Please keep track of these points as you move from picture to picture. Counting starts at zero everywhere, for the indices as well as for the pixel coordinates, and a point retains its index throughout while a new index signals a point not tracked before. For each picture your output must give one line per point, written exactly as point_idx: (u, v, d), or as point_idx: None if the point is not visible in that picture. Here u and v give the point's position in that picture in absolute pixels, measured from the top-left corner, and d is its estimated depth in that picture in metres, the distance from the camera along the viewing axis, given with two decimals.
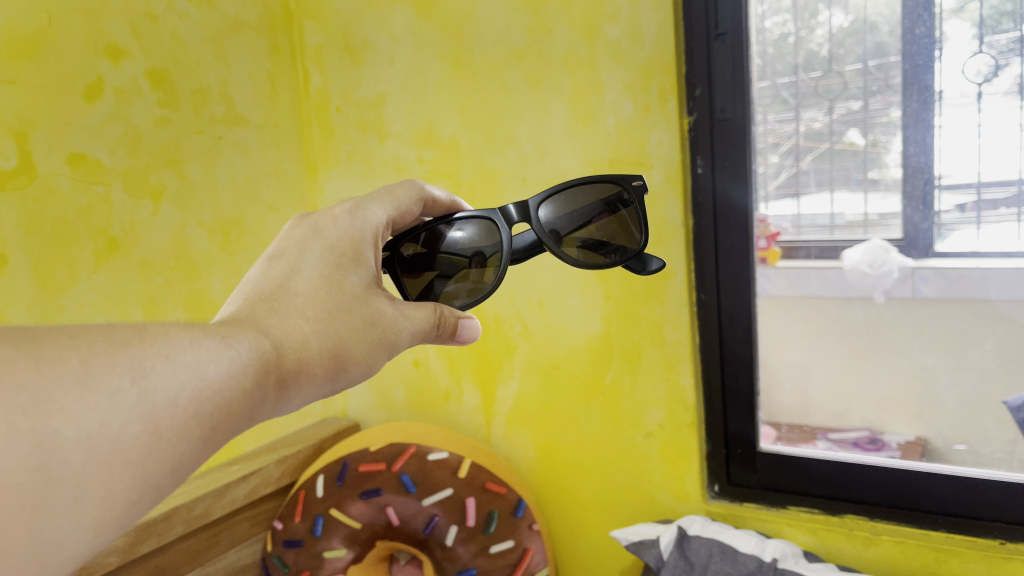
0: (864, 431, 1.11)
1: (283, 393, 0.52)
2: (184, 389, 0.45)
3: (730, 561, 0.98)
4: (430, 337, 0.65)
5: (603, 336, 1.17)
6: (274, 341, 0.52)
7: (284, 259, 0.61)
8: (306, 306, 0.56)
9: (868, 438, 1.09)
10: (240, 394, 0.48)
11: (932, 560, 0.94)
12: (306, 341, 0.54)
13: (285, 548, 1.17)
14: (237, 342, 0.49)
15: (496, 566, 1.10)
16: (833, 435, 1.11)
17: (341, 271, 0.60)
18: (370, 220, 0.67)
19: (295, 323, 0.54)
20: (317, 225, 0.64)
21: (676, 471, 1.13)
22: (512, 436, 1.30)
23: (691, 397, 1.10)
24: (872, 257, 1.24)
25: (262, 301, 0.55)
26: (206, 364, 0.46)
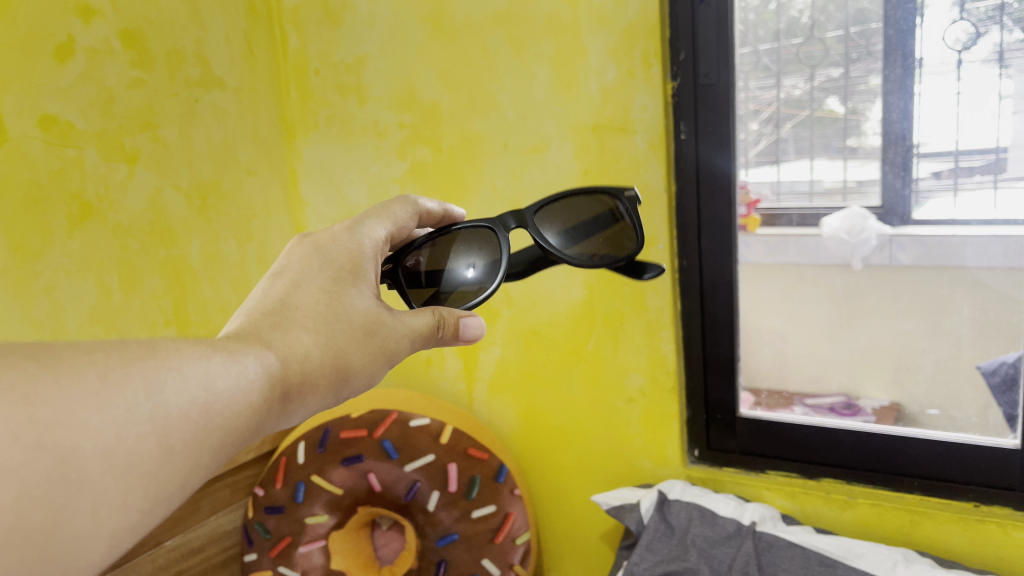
0: (841, 397, 1.18)
1: (288, 404, 0.52)
2: (196, 402, 0.44)
3: (710, 524, 1.00)
4: (430, 342, 0.63)
5: (584, 303, 1.16)
6: (278, 355, 0.51)
7: (286, 275, 0.60)
8: (307, 320, 0.55)
9: (842, 404, 1.16)
10: (249, 407, 0.48)
11: (907, 523, 0.96)
12: (308, 354, 0.53)
13: (267, 514, 1.17)
14: (247, 356, 0.49)
15: (479, 529, 1.12)
16: (809, 401, 1.16)
17: (338, 286, 0.59)
18: (369, 238, 0.65)
19: (299, 337, 0.54)
20: (317, 243, 0.63)
21: (656, 436, 1.14)
22: (494, 402, 1.30)
23: (672, 363, 1.10)
24: (851, 224, 1.25)
25: (267, 316, 0.55)
26: (216, 378, 0.46)
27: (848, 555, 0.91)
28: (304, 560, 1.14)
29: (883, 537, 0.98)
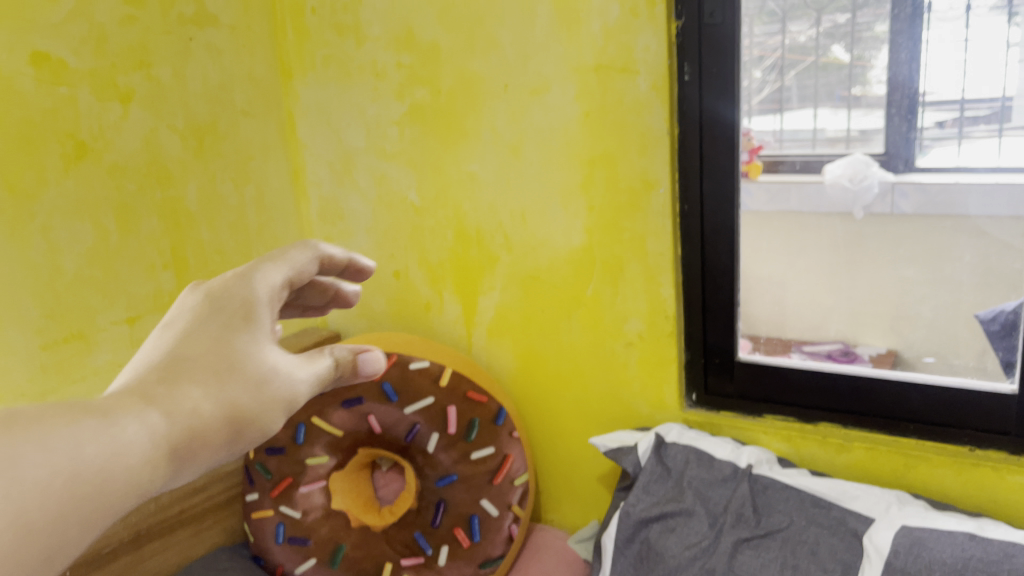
0: (838, 345, 1.13)
1: (178, 469, 0.43)
2: (59, 476, 0.36)
3: (706, 466, 1.01)
4: (327, 385, 0.57)
5: (585, 248, 1.15)
6: (162, 416, 0.43)
7: (175, 325, 0.50)
8: (197, 372, 0.46)
9: (839, 349, 1.12)
10: (128, 476, 0.39)
11: (901, 466, 0.97)
12: (198, 412, 0.44)
13: (267, 455, 1.18)
14: (127, 418, 0.41)
15: (477, 471, 1.14)
16: (808, 348, 1.12)
17: (229, 337, 0.49)
18: (264, 284, 0.54)
19: (189, 392, 0.45)
20: (209, 291, 0.52)
21: (654, 380, 1.15)
22: (493, 347, 1.30)
23: (672, 309, 1.10)
24: (853, 171, 1.28)
25: (156, 370, 0.45)
26: (84, 446, 0.38)
27: (843, 497, 0.93)
28: (305, 500, 1.16)
29: (878, 480, 1.00)
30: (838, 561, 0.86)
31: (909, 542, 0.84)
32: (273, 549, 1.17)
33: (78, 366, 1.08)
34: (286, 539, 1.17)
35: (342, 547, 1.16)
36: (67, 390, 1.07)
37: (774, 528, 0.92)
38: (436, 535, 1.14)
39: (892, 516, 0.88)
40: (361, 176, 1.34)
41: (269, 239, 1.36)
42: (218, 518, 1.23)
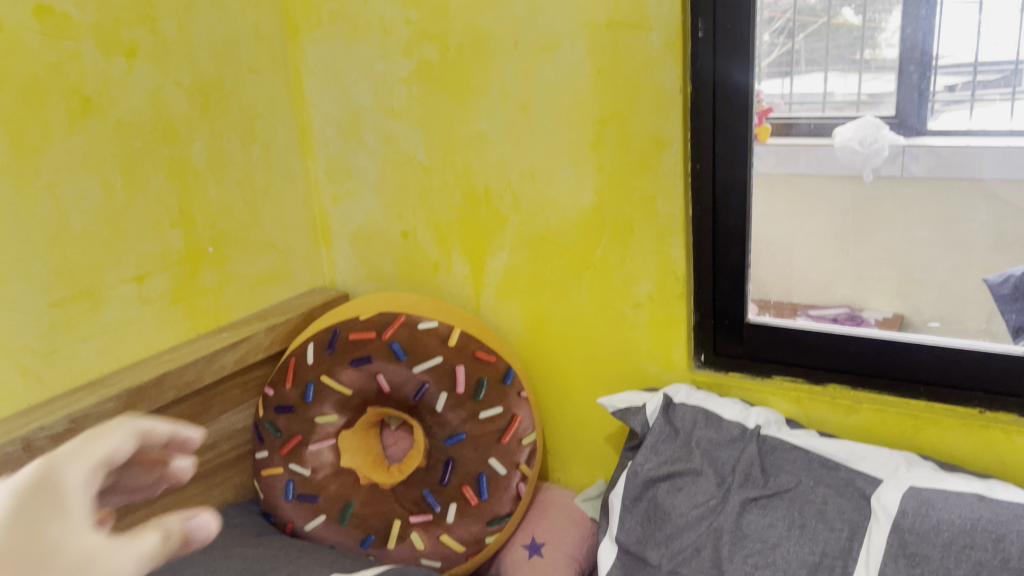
0: (844, 308, 1.10)
1: None
2: None
3: (715, 427, 1.01)
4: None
5: (594, 208, 1.15)
6: None
7: None
8: None
9: (845, 315, 1.08)
10: None
11: (910, 428, 0.98)
12: None
13: (277, 414, 1.19)
14: None
15: (486, 430, 1.14)
16: (814, 313, 1.10)
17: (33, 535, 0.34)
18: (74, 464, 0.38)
19: None
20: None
21: (663, 341, 1.15)
22: (501, 308, 1.29)
23: (682, 269, 1.10)
24: (865, 134, 1.09)
25: None
26: None
27: (851, 459, 0.93)
28: (315, 458, 1.17)
29: (886, 441, 1.00)
30: (846, 522, 0.87)
31: (917, 503, 0.84)
32: (283, 506, 1.18)
33: (87, 323, 1.07)
34: (296, 497, 1.18)
35: (351, 504, 1.16)
36: (76, 347, 1.06)
37: (782, 488, 0.93)
38: (445, 492, 1.15)
39: (900, 476, 0.89)
40: (369, 136, 1.32)
41: (276, 198, 1.35)
42: (227, 476, 1.25)
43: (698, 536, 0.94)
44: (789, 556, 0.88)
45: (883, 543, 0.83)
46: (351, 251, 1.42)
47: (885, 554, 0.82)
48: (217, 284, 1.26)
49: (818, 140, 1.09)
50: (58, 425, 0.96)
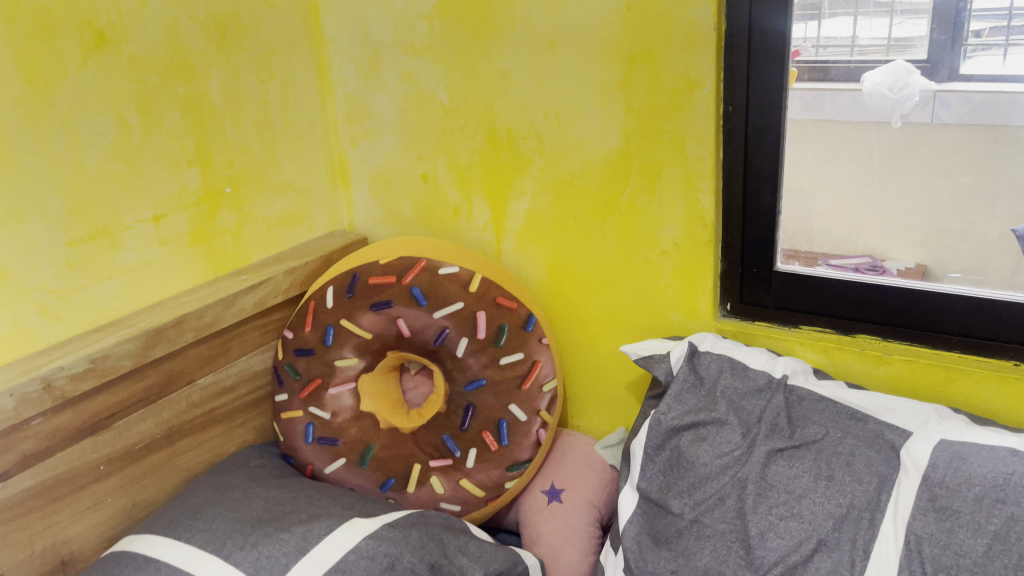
0: (864, 259, 1.02)
1: None
2: None
3: (741, 376, 1.00)
4: None
5: (621, 151, 1.11)
6: None
7: None
8: None
9: (867, 266, 1.01)
10: None
11: (942, 379, 0.96)
12: None
13: (296, 357, 1.18)
14: None
15: (507, 376, 1.13)
16: (834, 262, 1.04)
17: None
18: None
19: None
20: None
21: (689, 289, 1.13)
22: (523, 253, 1.27)
23: (710, 215, 1.07)
24: (895, 79, 0.92)
25: None
26: None
27: (880, 411, 0.91)
28: (335, 401, 1.17)
29: (917, 392, 0.99)
30: (874, 474, 0.86)
31: (949, 456, 0.83)
32: (303, 448, 1.18)
33: (105, 263, 1.06)
34: (315, 440, 1.17)
35: (371, 447, 1.16)
36: (94, 287, 1.05)
37: (808, 439, 0.91)
38: (465, 437, 1.15)
39: (931, 430, 0.87)
40: (389, 74, 1.29)
41: (294, 138, 1.32)
42: (248, 417, 1.24)
43: (722, 486, 0.94)
44: (815, 507, 0.87)
45: (913, 496, 0.82)
46: (370, 194, 1.39)
47: (914, 507, 0.82)
48: (234, 225, 1.24)
49: (844, 85, 0.96)
50: (79, 364, 0.96)
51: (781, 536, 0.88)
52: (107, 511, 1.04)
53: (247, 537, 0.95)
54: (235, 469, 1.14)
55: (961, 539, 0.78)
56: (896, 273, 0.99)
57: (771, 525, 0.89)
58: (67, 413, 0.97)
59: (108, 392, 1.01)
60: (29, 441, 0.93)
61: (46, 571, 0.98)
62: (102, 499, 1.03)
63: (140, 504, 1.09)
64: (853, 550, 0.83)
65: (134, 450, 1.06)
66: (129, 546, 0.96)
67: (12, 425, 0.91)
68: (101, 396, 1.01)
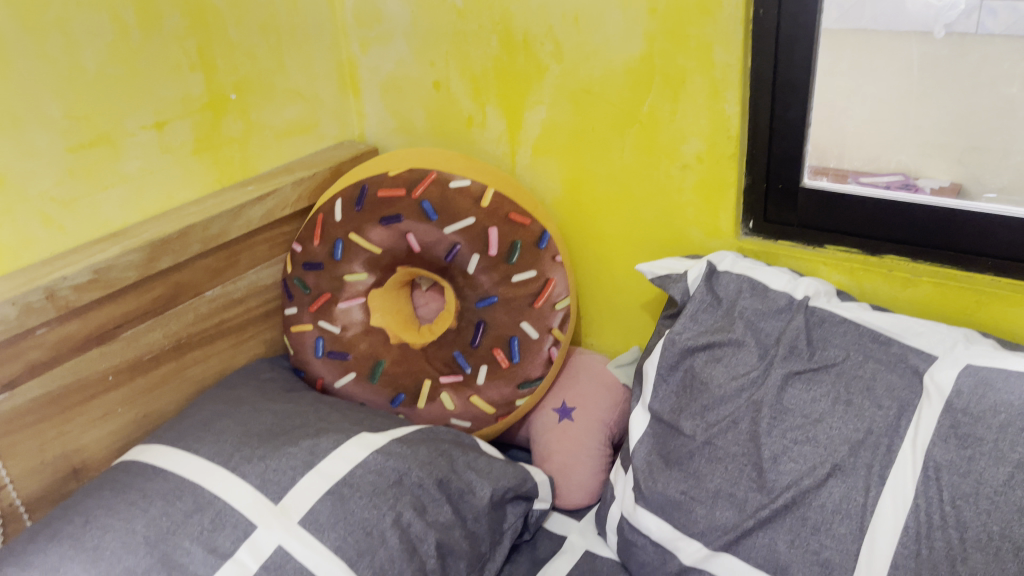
0: (897, 177, 0.97)
1: None
2: None
3: (760, 297, 0.96)
4: None
5: (643, 58, 1.05)
6: None
7: None
8: None
9: (899, 184, 0.97)
10: None
11: (972, 303, 0.92)
12: None
13: (305, 271, 1.16)
14: None
15: (519, 294, 1.10)
16: (865, 180, 0.99)
17: None
18: None
19: None
20: None
21: (710, 206, 1.08)
22: (539, 166, 1.22)
23: (736, 127, 1.02)
24: None
25: None
26: None
27: (905, 334, 0.87)
28: (344, 316, 1.15)
29: (945, 315, 0.95)
30: (895, 399, 0.83)
31: (974, 382, 0.80)
32: (313, 362, 1.17)
33: (108, 171, 1.03)
34: (325, 354, 1.16)
35: (382, 363, 1.15)
36: (98, 196, 1.02)
37: (828, 362, 0.88)
38: (476, 354, 1.13)
39: (957, 354, 0.83)
40: None
41: (302, 43, 1.26)
42: (258, 330, 1.23)
43: (736, 409, 0.91)
44: (832, 432, 0.85)
45: (934, 422, 0.79)
46: (381, 102, 1.34)
47: (935, 433, 0.79)
48: (241, 134, 1.20)
49: None
50: (82, 275, 0.94)
51: (795, 460, 0.85)
52: (118, 422, 1.04)
53: (255, 450, 0.94)
54: (245, 381, 1.13)
55: (981, 467, 0.75)
56: (929, 193, 0.94)
57: (785, 449, 0.86)
58: (73, 324, 0.96)
59: (114, 302, 1.00)
60: (36, 350, 0.92)
61: (59, 478, 0.99)
62: (113, 410, 1.03)
63: (151, 415, 1.09)
64: (868, 476, 0.81)
65: (143, 362, 1.06)
66: (138, 457, 0.97)
67: (17, 335, 0.90)
68: (108, 307, 0.99)
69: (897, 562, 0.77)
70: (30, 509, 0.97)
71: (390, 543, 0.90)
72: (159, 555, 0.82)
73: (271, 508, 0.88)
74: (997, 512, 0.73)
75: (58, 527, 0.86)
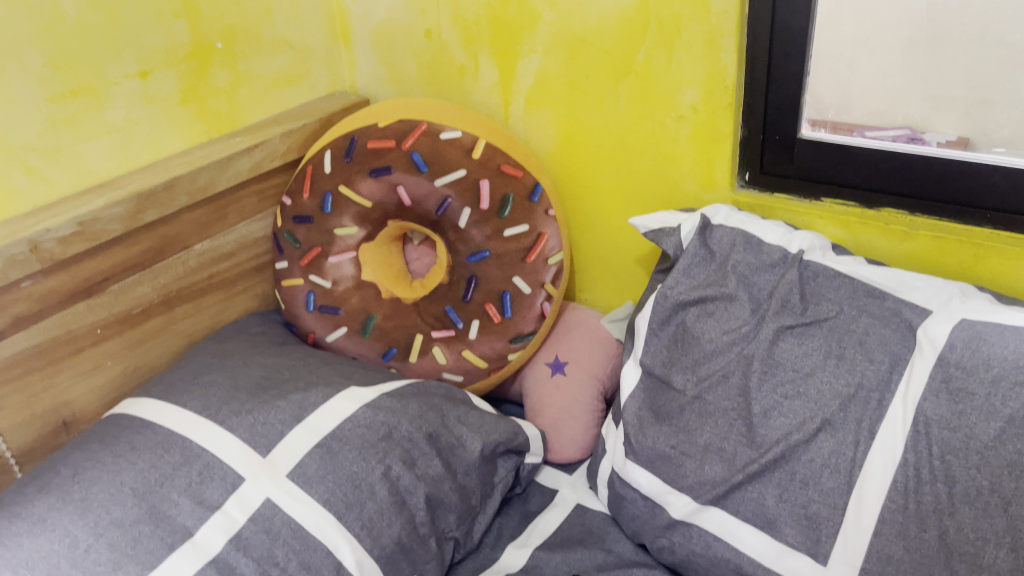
0: (904, 131, 0.94)
1: None
2: None
3: (754, 251, 0.95)
4: None
5: (638, 4, 1.02)
6: None
7: None
8: None
9: (905, 138, 0.94)
10: None
11: (970, 257, 0.91)
12: None
13: (295, 225, 1.15)
14: None
15: (511, 249, 1.09)
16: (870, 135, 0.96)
17: None
18: None
19: None
20: None
21: (706, 157, 1.06)
22: (532, 117, 1.20)
23: (732, 76, 0.99)
24: None
25: None
26: None
27: (900, 288, 0.86)
28: (335, 270, 1.14)
29: (942, 269, 0.94)
30: (887, 353, 0.82)
31: (968, 336, 0.78)
32: (304, 316, 1.16)
33: (91, 121, 1.01)
34: (317, 308, 1.15)
35: (373, 317, 1.14)
36: (81, 147, 1.01)
37: (821, 316, 0.87)
38: (468, 309, 1.12)
39: (952, 309, 0.81)
40: None
41: None
42: (249, 284, 1.23)
43: (727, 363, 0.91)
44: (822, 386, 0.84)
45: (926, 376, 0.78)
46: (372, 51, 1.32)
47: (926, 388, 0.78)
48: (229, 84, 1.18)
49: None
50: (67, 227, 0.93)
51: (785, 415, 0.85)
52: (107, 375, 1.04)
53: (243, 404, 0.94)
54: (235, 335, 1.13)
55: (972, 421, 0.74)
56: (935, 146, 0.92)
57: (775, 404, 0.86)
58: (59, 277, 0.95)
59: (101, 255, 0.99)
60: (22, 303, 0.92)
61: (49, 431, 0.99)
62: (102, 363, 1.03)
63: (141, 368, 1.08)
64: (858, 431, 0.81)
65: (132, 315, 1.05)
66: (127, 410, 0.96)
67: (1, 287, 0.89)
68: (94, 259, 0.98)
69: (883, 516, 0.77)
70: (20, 461, 0.97)
71: (378, 496, 0.90)
72: (146, 507, 0.82)
73: (259, 461, 0.88)
74: (987, 467, 0.73)
75: (46, 479, 0.86)
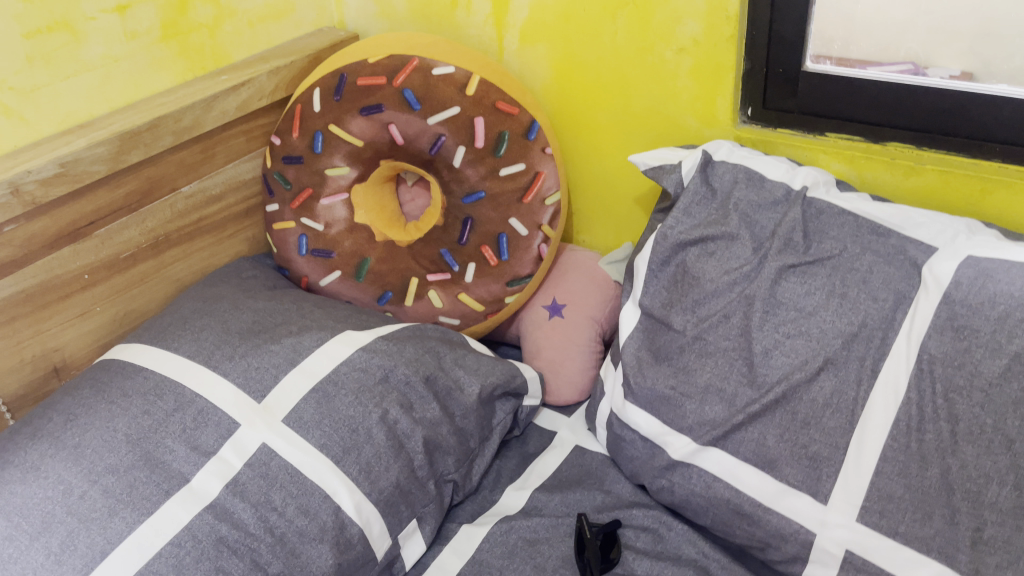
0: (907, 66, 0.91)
1: None
2: None
3: (756, 188, 0.92)
4: None
5: None
6: None
7: None
8: None
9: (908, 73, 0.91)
10: None
11: (977, 191, 0.89)
12: None
13: (286, 165, 1.12)
14: None
15: (507, 189, 1.06)
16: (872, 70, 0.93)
17: None
18: None
19: None
20: None
21: (707, 92, 1.03)
22: (527, 52, 1.16)
23: (735, 5, 0.95)
24: None
25: None
26: None
27: (905, 225, 0.84)
28: (328, 213, 1.11)
29: (948, 204, 0.91)
30: (891, 291, 0.80)
31: (975, 273, 0.77)
32: (297, 260, 1.14)
33: (68, 59, 0.97)
34: (309, 252, 1.13)
35: (367, 260, 1.12)
36: (59, 85, 0.97)
37: (824, 254, 0.85)
38: (463, 251, 1.10)
39: (959, 245, 0.80)
40: None
41: None
42: (239, 227, 1.20)
43: (727, 304, 0.89)
44: (825, 325, 0.82)
45: (930, 314, 0.77)
46: None
47: (931, 326, 0.77)
48: (211, 19, 1.13)
49: None
50: (49, 168, 0.90)
51: (786, 354, 0.84)
52: (97, 320, 1.02)
53: (236, 348, 0.93)
54: (227, 279, 1.11)
55: (977, 358, 0.73)
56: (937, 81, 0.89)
57: (777, 343, 0.84)
58: (41, 221, 0.92)
59: (85, 198, 0.96)
60: (5, 249, 0.89)
61: (40, 377, 0.98)
62: (91, 308, 1.01)
63: (131, 314, 1.07)
64: (861, 369, 0.80)
65: (120, 260, 1.03)
66: (118, 355, 0.95)
67: None
68: (78, 202, 0.96)
69: (885, 455, 0.77)
70: (11, 407, 0.96)
71: (376, 440, 0.89)
72: (140, 454, 0.81)
73: (253, 406, 0.87)
74: (990, 405, 0.72)
75: (38, 425, 0.85)
